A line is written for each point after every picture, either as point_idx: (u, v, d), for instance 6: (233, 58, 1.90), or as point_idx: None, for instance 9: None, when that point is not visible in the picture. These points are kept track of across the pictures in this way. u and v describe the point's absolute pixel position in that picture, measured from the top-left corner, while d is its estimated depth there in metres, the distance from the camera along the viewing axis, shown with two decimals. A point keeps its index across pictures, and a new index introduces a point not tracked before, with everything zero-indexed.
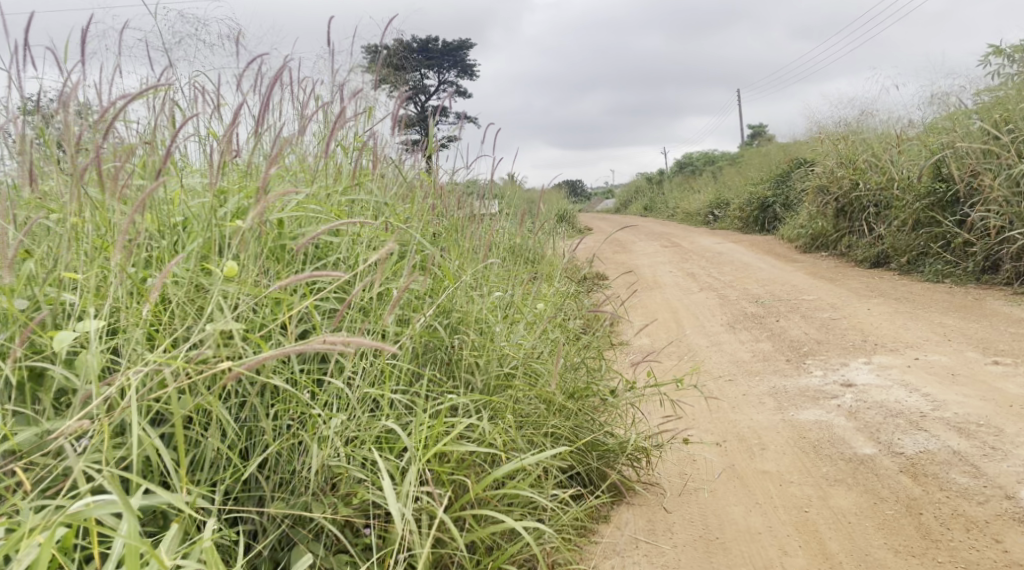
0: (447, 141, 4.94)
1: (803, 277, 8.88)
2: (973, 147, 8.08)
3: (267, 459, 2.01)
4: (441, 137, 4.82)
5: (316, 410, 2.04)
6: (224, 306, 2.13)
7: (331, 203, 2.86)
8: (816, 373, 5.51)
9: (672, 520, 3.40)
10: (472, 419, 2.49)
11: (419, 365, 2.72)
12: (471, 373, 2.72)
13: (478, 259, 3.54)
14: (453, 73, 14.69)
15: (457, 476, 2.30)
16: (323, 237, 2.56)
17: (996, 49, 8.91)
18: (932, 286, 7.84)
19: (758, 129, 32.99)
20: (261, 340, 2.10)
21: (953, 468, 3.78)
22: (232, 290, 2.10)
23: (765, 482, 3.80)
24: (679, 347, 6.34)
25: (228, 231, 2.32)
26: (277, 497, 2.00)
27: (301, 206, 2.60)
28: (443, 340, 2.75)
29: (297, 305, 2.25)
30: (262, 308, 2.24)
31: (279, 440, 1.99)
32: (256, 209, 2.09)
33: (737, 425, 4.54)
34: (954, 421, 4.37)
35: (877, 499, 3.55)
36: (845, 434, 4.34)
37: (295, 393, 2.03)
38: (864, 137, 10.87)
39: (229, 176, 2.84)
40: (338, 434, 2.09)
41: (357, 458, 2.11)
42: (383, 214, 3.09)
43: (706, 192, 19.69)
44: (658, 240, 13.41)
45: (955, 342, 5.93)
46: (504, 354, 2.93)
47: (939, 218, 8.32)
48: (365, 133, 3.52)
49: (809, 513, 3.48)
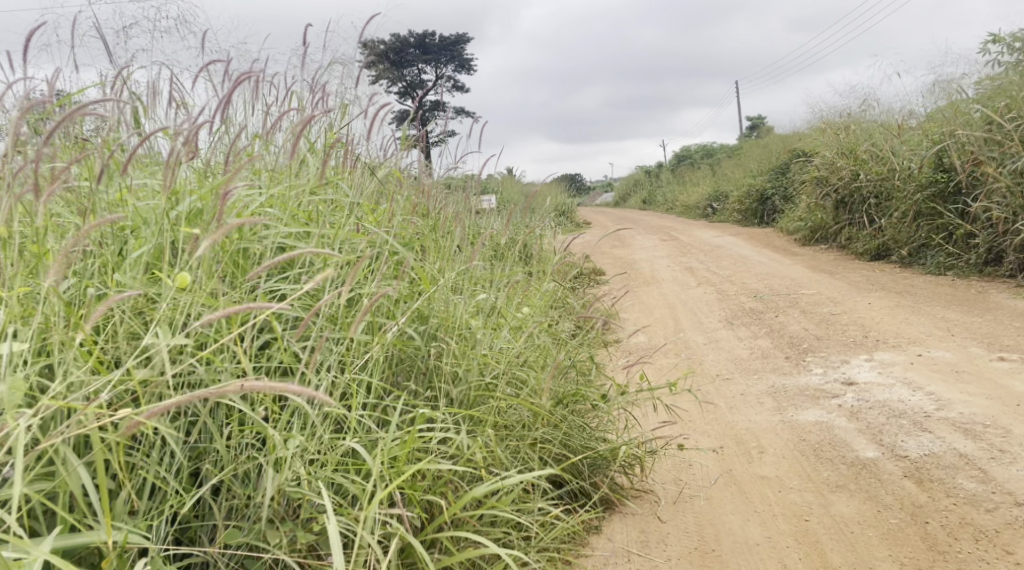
0: (439, 138, 4.78)
1: (802, 271, 8.72)
2: (974, 136, 7.92)
3: (222, 486, 1.87)
4: (434, 134, 4.66)
5: (270, 429, 1.87)
6: (173, 320, 1.96)
7: (297, 203, 2.71)
8: (816, 371, 5.35)
9: (666, 531, 3.24)
10: (449, 434, 2.32)
11: (392, 375, 2.56)
12: (449, 384, 2.55)
13: (461, 259, 3.37)
14: (450, 68, 14.55)
15: (430, 497, 2.15)
16: (286, 243, 2.39)
17: (997, 36, 8.73)
18: (935, 279, 7.68)
19: (756, 120, 32.77)
20: (214, 358, 1.93)
21: (960, 472, 3.62)
22: (180, 304, 1.91)
23: (762, 488, 3.65)
24: (675, 345, 6.19)
25: (177, 235, 2.20)
26: (230, 527, 1.85)
27: (261, 208, 2.45)
28: (419, 348, 2.60)
29: (253, 320, 2.06)
30: (216, 322, 2.07)
31: (233, 466, 1.84)
32: (213, 236, 1.81)
33: (733, 427, 4.40)
34: (959, 421, 4.21)
35: (881, 507, 3.39)
36: (846, 436, 4.18)
37: (253, 413, 1.87)
38: (865, 127, 10.70)
39: (189, 179, 2.72)
40: (297, 456, 1.92)
41: (319, 480, 1.95)
42: (358, 215, 2.92)
43: (706, 184, 19.53)
44: (657, 234, 13.23)
45: (958, 337, 5.77)
46: (486, 362, 2.74)
47: (941, 209, 8.17)
48: (335, 130, 3.40)
49: (809, 522, 3.33)
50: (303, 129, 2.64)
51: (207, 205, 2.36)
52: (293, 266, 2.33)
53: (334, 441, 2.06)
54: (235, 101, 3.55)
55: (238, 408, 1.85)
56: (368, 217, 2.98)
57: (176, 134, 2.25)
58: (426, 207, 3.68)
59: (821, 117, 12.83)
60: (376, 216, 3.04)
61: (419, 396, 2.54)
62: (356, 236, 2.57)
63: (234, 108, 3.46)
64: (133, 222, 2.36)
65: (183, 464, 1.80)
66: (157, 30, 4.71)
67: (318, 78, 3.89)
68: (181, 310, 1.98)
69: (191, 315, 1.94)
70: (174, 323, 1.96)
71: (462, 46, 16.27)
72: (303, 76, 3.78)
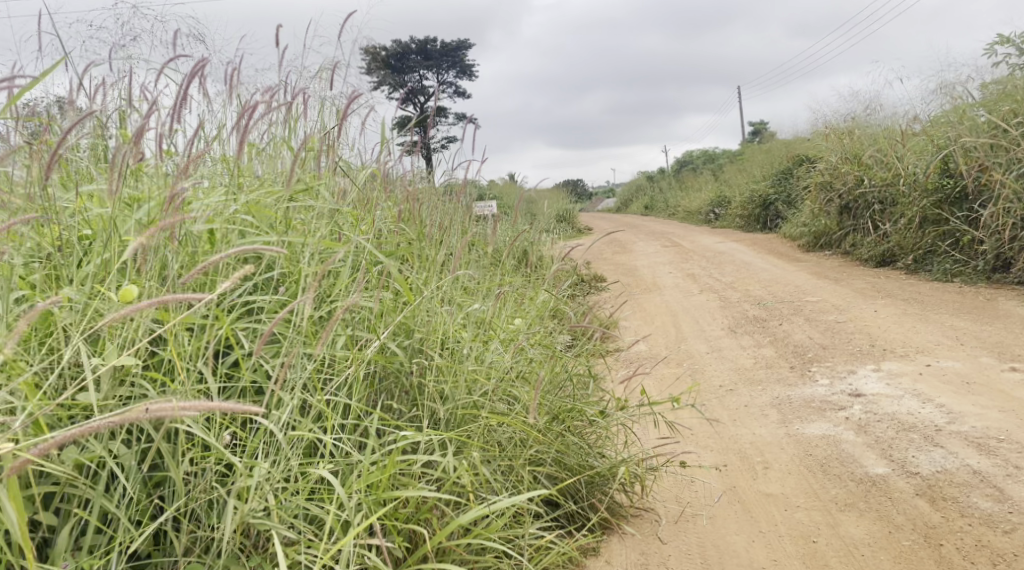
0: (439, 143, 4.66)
1: (806, 277, 8.56)
2: (980, 141, 7.78)
3: (183, 516, 1.74)
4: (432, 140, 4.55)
5: (232, 456, 1.73)
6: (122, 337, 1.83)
7: (270, 209, 2.57)
8: (822, 382, 5.19)
9: (666, 553, 3.09)
10: (434, 457, 2.18)
11: (374, 394, 2.41)
12: (434, 404, 2.40)
13: (448, 269, 3.20)
14: (450, 73, 14.45)
15: (412, 526, 2.00)
16: (252, 251, 2.24)
17: (1003, 39, 8.59)
18: (942, 286, 7.51)
19: (760, 125, 32.60)
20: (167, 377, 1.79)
21: (974, 491, 3.46)
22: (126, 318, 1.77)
23: (768, 507, 3.50)
24: (677, 355, 6.03)
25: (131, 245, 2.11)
26: (193, 562, 1.72)
27: (224, 214, 2.30)
28: (401, 365, 2.44)
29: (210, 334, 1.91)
30: (175, 338, 1.92)
31: (192, 496, 1.71)
32: (144, 242, 1.67)
33: (738, 441, 4.24)
34: (972, 436, 4.05)
35: (892, 527, 3.24)
36: (854, 451, 4.02)
37: (213, 439, 1.73)
38: (869, 132, 10.56)
39: (147, 182, 2.59)
40: (264, 484, 1.78)
41: (289, 511, 1.81)
42: (340, 223, 2.76)
43: (708, 190, 19.37)
44: (657, 240, 13.06)
45: (968, 347, 5.62)
46: (474, 379, 2.59)
47: (947, 215, 8.02)
48: (317, 132, 3.29)
49: (817, 544, 3.17)
50: (261, 128, 2.48)
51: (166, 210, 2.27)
52: (261, 275, 2.18)
53: (305, 467, 1.92)
54: (213, 107, 3.46)
55: (196, 433, 1.73)
56: (352, 225, 2.85)
57: (122, 136, 2.12)
58: (414, 213, 3.53)
59: (824, 123, 12.68)
60: (361, 223, 2.90)
61: (402, 416, 2.40)
62: (332, 245, 2.40)
63: (211, 114, 3.37)
64: (88, 230, 2.29)
65: (136, 495, 1.68)
66: (144, 33, 4.60)
67: (303, 79, 3.77)
68: (133, 325, 1.85)
69: (143, 332, 1.85)
70: (126, 341, 1.85)
71: (462, 52, 16.16)
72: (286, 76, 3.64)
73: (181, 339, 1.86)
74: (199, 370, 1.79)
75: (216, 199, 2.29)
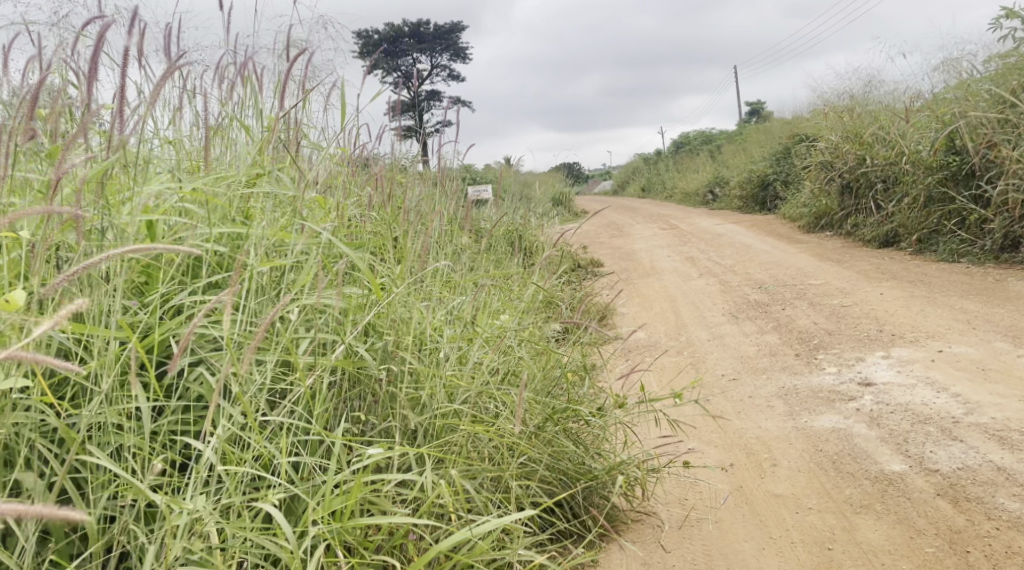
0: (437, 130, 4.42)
1: (807, 259, 8.30)
2: (988, 117, 7.51)
3: (102, 558, 1.59)
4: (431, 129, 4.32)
5: (153, 495, 1.53)
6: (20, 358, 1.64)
7: (219, 199, 2.34)
8: (829, 369, 4.95)
9: (670, 563, 2.85)
10: (409, 476, 1.93)
11: (341, 403, 2.20)
12: (407, 415, 2.17)
13: (429, 262, 2.94)
14: (443, 56, 14.09)
15: (380, 558, 1.76)
16: (189, 246, 2.02)
17: (1010, 12, 8.29)
18: (948, 267, 7.26)
19: (757, 105, 32.16)
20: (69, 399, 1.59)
21: (1000, 490, 3.23)
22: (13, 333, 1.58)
23: (778, 509, 3.26)
24: (677, 343, 5.79)
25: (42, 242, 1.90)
26: None
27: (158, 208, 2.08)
28: (371, 371, 2.22)
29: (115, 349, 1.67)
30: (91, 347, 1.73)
31: (108, 539, 1.54)
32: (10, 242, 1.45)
33: (743, 436, 4.02)
34: (993, 428, 3.80)
35: (913, 532, 3.00)
36: (867, 446, 3.78)
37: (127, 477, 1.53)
38: (869, 110, 10.28)
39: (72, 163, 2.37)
40: (197, 524, 1.59)
41: (233, 550, 1.61)
42: (298, 210, 2.52)
43: (705, 171, 19.05)
44: (656, 222, 12.79)
45: (980, 331, 5.38)
46: (453, 385, 2.35)
47: (953, 193, 7.75)
48: (277, 111, 3.03)
49: (832, 552, 2.93)
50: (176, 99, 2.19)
51: (85, 197, 2.13)
52: (193, 277, 1.95)
53: (254, 498, 1.70)
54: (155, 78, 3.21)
55: (108, 470, 1.54)
56: (318, 217, 2.63)
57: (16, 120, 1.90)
58: (387, 201, 3.27)
59: (824, 101, 12.38)
60: (329, 212, 2.67)
61: (371, 428, 2.18)
62: (287, 239, 2.15)
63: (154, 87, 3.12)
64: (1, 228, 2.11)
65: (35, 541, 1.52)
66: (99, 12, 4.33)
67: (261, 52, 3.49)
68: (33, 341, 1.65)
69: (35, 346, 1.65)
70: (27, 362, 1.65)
71: (456, 34, 15.84)
72: (236, 49, 3.38)
73: (96, 348, 1.70)
74: (109, 389, 1.58)
75: (148, 190, 2.10)
